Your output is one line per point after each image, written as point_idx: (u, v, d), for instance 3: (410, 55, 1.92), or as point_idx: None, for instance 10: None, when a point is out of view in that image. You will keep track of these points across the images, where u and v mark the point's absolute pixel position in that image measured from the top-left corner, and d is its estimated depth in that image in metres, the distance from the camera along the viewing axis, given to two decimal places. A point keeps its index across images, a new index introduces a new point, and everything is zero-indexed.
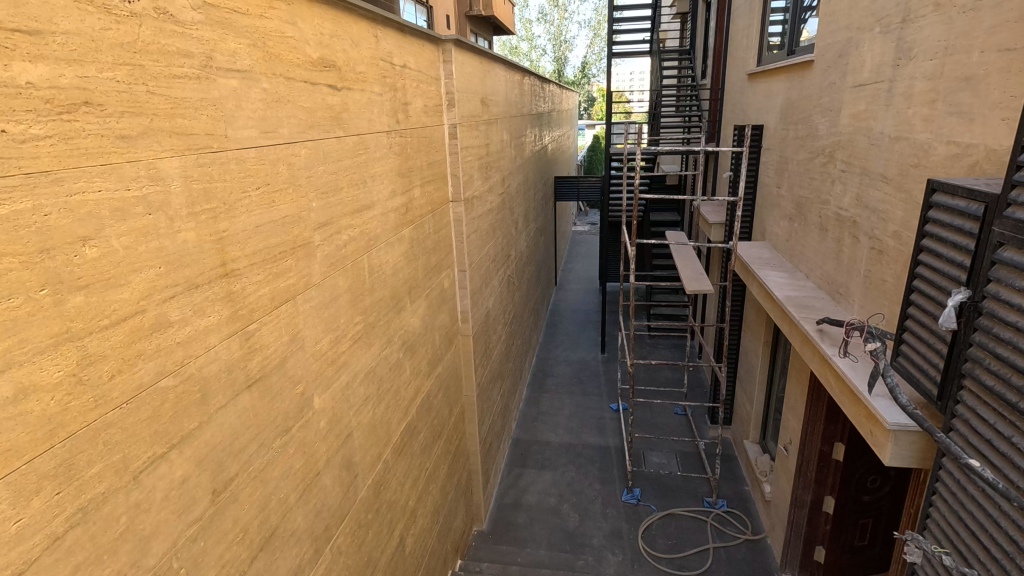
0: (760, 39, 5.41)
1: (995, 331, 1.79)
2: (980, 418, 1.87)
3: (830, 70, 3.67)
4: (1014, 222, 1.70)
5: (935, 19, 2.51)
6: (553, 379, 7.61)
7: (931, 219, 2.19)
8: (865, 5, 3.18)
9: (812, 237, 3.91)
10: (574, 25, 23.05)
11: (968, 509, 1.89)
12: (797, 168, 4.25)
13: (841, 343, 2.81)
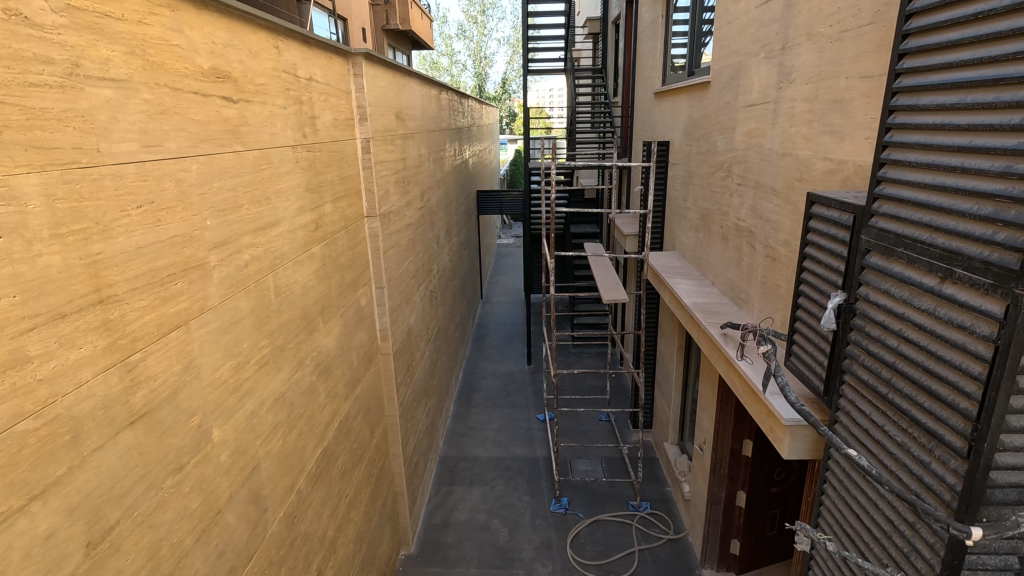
0: (665, 60, 5.73)
1: (867, 329, 1.98)
2: (858, 411, 2.05)
3: (725, 92, 3.95)
4: (878, 230, 1.89)
5: (810, 48, 2.77)
6: (480, 394, 7.57)
7: (811, 228, 2.39)
8: (751, 32, 3.46)
9: (715, 247, 4.17)
10: (494, 42, 23.42)
11: (853, 495, 2.06)
12: (700, 181, 4.52)
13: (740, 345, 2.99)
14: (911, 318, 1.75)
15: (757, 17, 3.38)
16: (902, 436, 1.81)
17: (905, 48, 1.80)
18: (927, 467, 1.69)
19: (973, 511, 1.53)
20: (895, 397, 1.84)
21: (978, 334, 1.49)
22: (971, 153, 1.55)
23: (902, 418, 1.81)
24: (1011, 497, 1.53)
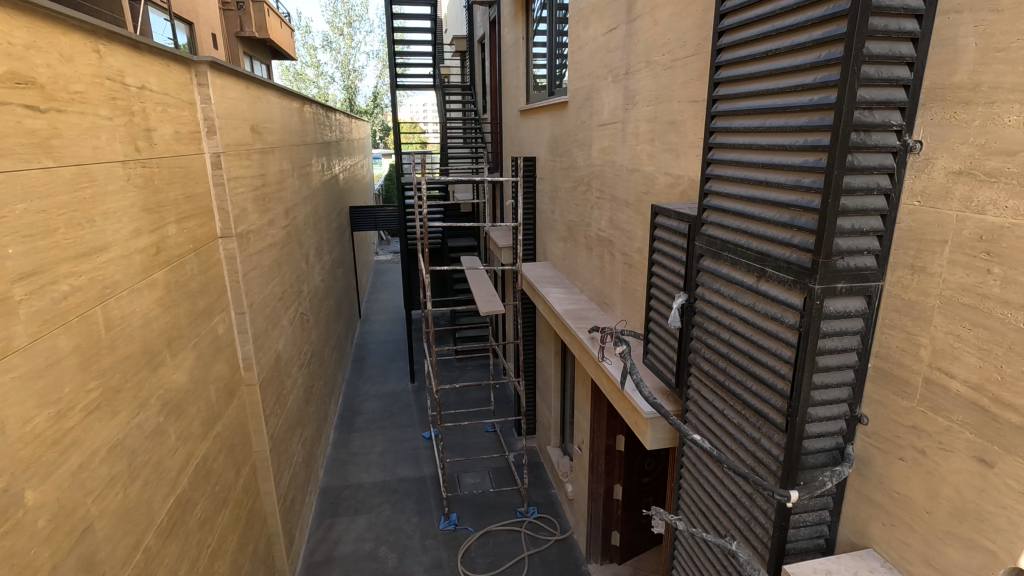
0: (527, 80, 6.00)
1: (706, 325, 2.22)
2: (703, 399, 2.28)
3: (581, 111, 4.23)
4: (709, 237, 2.14)
5: (648, 74, 3.07)
6: (362, 417, 7.27)
7: (657, 236, 2.64)
8: (600, 57, 3.75)
9: (581, 256, 4.43)
10: (362, 55, 22.88)
11: (705, 475, 2.28)
12: (565, 195, 4.78)
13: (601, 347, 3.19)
14: (738, 313, 1.99)
15: (603, 44, 3.67)
16: (737, 418, 2.05)
17: (719, 78, 2.07)
18: (757, 443, 1.93)
19: (794, 477, 1.77)
20: (730, 384, 2.08)
21: (786, 324, 1.74)
22: (771, 169, 1.81)
23: (736, 402, 2.05)
24: (821, 461, 1.79)
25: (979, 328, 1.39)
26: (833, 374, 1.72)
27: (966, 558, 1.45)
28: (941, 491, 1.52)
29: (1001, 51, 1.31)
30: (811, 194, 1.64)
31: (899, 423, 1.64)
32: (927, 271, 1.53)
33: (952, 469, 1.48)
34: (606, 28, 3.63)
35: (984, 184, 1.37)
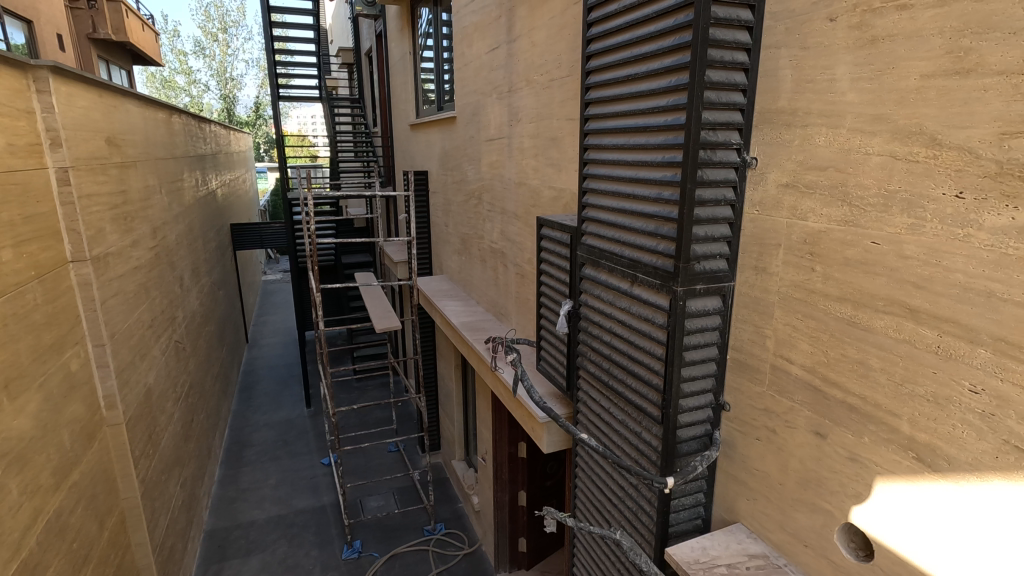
0: (416, 94, 6.01)
1: (590, 329, 2.34)
2: (591, 399, 2.41)
3: (469, 126, 4.31)
4: (589, 246, 2.27)
5: (529, 92, 3.21)
6: (252, 450, 6.76)
7: (543, 246, 2.75)
8: (484, 75, 3.86)
9: (476, 268, 4.49)
10: (241, 63, 21.51)
11: (596, 472, 2.40)
12: (457, 209, 4.83)
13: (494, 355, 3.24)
14: (616, 317, 2.13)
15: (487, 61, 3.78)
16: (621, 415, 2.18)
17: (589, 98, 2.22)
18: (639, 437, 2.07)
19: (671, 464, 1.92)
20: (613, 383, 2.21)
21: (656, 324, 1.89)
22: (637, 182, 1.97)
23: (619, 400, 2.19)
24: (693, 447, 1.96)
25: (810, 319, 1.61)
26: (698, 367, 1.90)
27: (812, 521, 1.66)
28: (789, 463, 1.72)
29: (810, 83, 1.54)
30: (670, 205, 1.81)
31: (754, 407, 1.84)
32: (768, 271, 1.74)
33: (796, 443, 1.69)
34: (488, 46, 3.74)
35: (805, 195, 1.59)
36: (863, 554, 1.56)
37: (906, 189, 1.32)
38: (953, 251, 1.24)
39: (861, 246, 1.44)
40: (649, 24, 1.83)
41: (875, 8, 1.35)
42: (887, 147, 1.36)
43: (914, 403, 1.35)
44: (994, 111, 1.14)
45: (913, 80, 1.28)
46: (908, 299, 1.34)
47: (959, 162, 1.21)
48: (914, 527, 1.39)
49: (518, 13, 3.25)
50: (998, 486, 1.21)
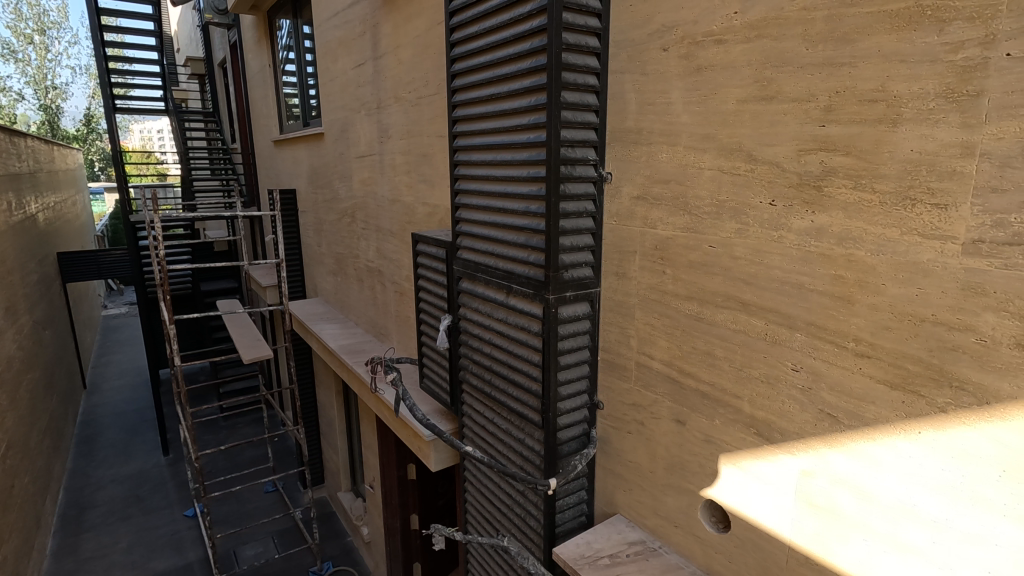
0: (278, 108, 5.71)
1: (471, 342, 2.36)
2: (476, 412, 2.42)
3: (337, 143, 4.18)
4: (465, 260, 2.31)
5: (398, 109, 3.20)
6: (95, 511, 5.85)
7: (420, 262, 2.74)
8: (351, 91, 3.78)
9: (352, 288, 4.33)
10: (65, 69, 18.83)
11: (485, 483, 2.42)
12: (330, 228, 4.63)
13: (374, 377, 3.11)
14: (494, 328, 2.18)
15: (353, 78, 3.71)
16: (505, 423, 2.23)
17: (456, 115, 2.26)
18: (523, 443, 2.12)
19: (553, 466, 1.99)
20: (495, 393, 2.24)
21: (532, 332, 1.97)
22: (506, 196, 2.04)
23: (502, 409, 2.23)
24: (573, 447, 2.05)
25: (665, 317, 1.77)
26: (572, 370, 2.00)
27: (680, 501, 1.82)
28: (657, 452, 1.87)
29: (651, 105, 1.72)
30: (537, 217, 1.90)
31: (624, 402, 1.98)
32: (627, 276, 1.89)
33: (661, 432, 1.85)
34: (354, 62, 3.67)
35: (653, 206, 1.75)
36: (722, 525, 1.73)
37: (733, 198, 1.52)
38: (771, 251, 1.44)
39: (702, 249, 1.62)
40: (508, 47, 1.92)
41: (698, 42, 1.55)
42: (716, 162, 1.54)
43: (752, 385, 1.54)
44: (792, 132, 1.36)
45: (731, 104, 1.48)
46: (740, 294, 1.53)
47: (771, 174, 1.42)
48: (760, 497, 1.57)
49: (383, 30, 3.23)
50: (820, 450, 1.41)
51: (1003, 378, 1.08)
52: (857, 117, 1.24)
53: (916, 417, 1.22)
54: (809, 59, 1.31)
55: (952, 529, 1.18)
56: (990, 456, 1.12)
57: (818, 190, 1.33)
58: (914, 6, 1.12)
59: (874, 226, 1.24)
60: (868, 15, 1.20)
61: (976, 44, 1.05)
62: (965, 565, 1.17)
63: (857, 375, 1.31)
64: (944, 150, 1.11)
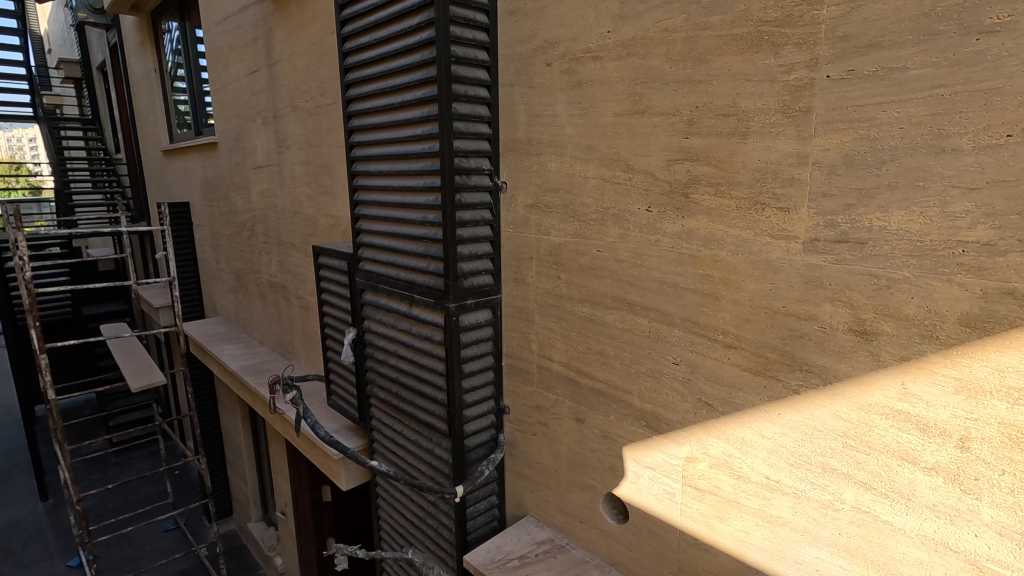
0: (167, 117, 5.35)
1: (377, 354, 2.31)
2: (384, 425, 2.38)
3: (233, 153, 3.97)
4: (367, 271, 2.27)
5: (295, 118, 3.10)
6: None
7: (322, 276, 2.65)
8: (245, 99, 3.62)
9: (255, 305, 4.12)
10: None
11: (396, 497, 2.38)
12: (228, 243, 4.38)
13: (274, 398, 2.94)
14: (399, 339, 2.16)
15: (246, 85, 3.55)
16: (413, 434, 2.20)
17: (351, 124, 2.23)
18: (432, 453, 2.11)
19: (461, 473, 2.00)
20: (402, 404, 2.22)
21: (434, 341, 1.97)
22: (404, 207, 2.04)
23: (409, 420, 2.21)
24: (481, 453, 2.08)
25: (561, 320, 1.84)
26: (477, 377, 2.03)
27: (583, 497, 1.89)
28: (560, 451, 1.94)
29: (538, 118, 1.79)
30: (434, 227, 1.91)
31: (528, 405, 2.03)
32: (526, 282, 1.95)
33: (563, 431, 1.91)
34: (247, 69, 3.51)
35: (546, 213, 1.82)
36: (621, 516, 1.82)
37: (615, 205, 1.61)
38: (650, 254, 1.54)
39: (591, 254, 1.70)
40: (400, 58, 1.92)
41: (578, 58, 1.63)
42: (598, 171, 1.63)
43: (640, 380, 1.64)
44: (662, 143, 1.47)
45: (609, 117, 1.58)
46: (626, 294, 1.63)
47: (646, 183, 1.52)
48: (652, 487, 1.66)
49: (276, 37, 3.12)
50: (700, 437, 1.52)
51: (841, 359, 1.23)
52: (715, 131, 1.36)
53: (776, 400, 1.35)
54: (672, 77, 1.42)
55: (809, 499, 1.32)
56: (835, 430, 1.26)
57: (685, 196, 1.44)
58: (754, 31, 1.26)
59: (733, 228, 1.36)
60: (718, 38, 1.32)
61: (803, 67, 1.20)
62: (821, 529, 1.31)
63: (727, 365, 1.43)
64: (785, 160, 1.25)
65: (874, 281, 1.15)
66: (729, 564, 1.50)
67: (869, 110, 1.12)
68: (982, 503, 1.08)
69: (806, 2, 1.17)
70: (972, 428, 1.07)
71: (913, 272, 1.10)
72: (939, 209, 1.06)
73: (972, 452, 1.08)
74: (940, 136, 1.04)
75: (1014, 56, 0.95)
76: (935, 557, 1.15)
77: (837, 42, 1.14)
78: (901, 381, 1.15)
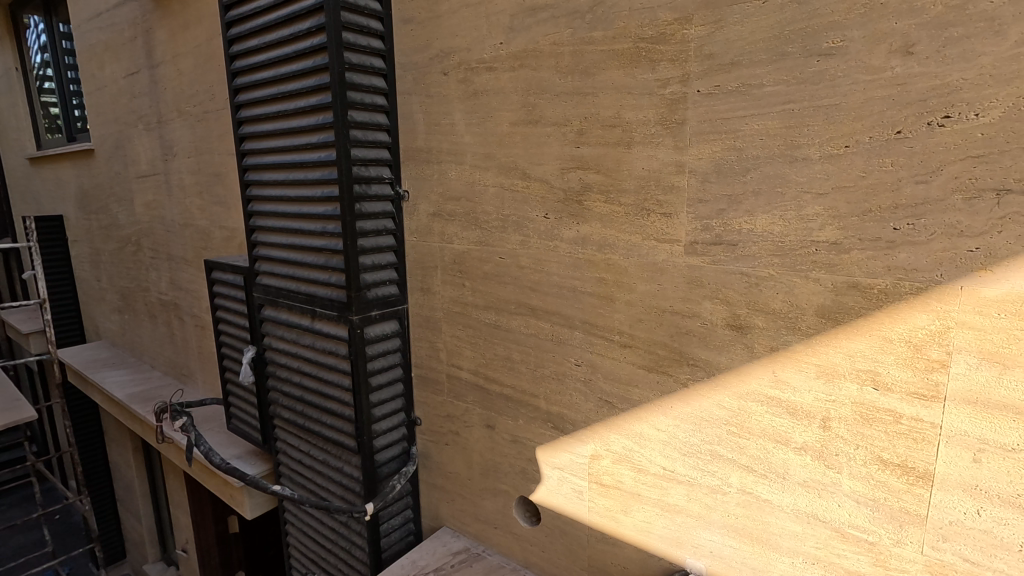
0: (33, 120, 4.81)
1: (280, 372, 2.20)
2: (290, 447, 2.26)
3: (112, 161, 3.63)
4: (265, 286, 2.16)
5: (182, 124, 2.89)
6: None
7: (216, 292, 2.49)
8: (123, 102, 3.32)
9: (143, 326, 3.78)
10: None
11: (306, 521, 2.27)
12: (110, 259, 3.99)
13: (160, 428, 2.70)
14: (302, 355, 2.07)
15: (125, 87, 3.27)
16: (321, 454, 2.11)
17: (242, 131, 2.11)
18: (341, 471, 2.03)
19: (372, 490, 1.95)
20: (308, 423, 2.12)
21: (339, 355, 1.91)
22: (302, 217, 1.95)
23: (317, 439, 2.11)
24: (392, 467, 2.03)
25: (468, 328, 1.85)
26: (385, 390, 1.98)
27: (496, 503, 1.90)
28: (473, 458, 1.94)
29: (437, 126, 1.79)
30: (334, 238, 1.85)
31: (439, 415, 2.01)
32: (431, 291, 1.93)
33: (475, 439, 1.91)
34: (125, 70, 3.23)
35: (448, 221, 1.82)
36: (534, 518, 1.85)
37: (514, 213, 1.64)
38: (549, 260, 1.59)
39: (493, 261, 1.72)
40: (291, 63, 1.84)
41: (473, 68, 1.65)
42: (498, 180, 1.66)
43: (545, 383, 1.68)
44: (555, 152, 1.51)
45: (505, 126, 1.61)
46: (529, 300, 1.66)
47: (542, 190, 1.56)
48: (562, 487, 1.70)
49: (157, 36, 2.90)
50: (603, 435, 1.58)
51: (721, 353, 1.32)
52: (603, 140, 1.42)
53: (668, 394, 1.43)
54: (561, 88, 1.47)
55: (701, 485, 1.41)
56: (719, 418, 1.35)
57: (580, 204, 1.50)
58: (633, 47, 1.33)
59: (624, 233, 1.43)
60: (602, 53, 1.39)
61: (677, 82, 1.28)
62: (712, 512, 1.40)
63: (623, 364, 1.50)
64: (664, 168, 1.34)
65: (745, 279, 1.26)
66: (633, 555, 1.57)
67: (733, 122, 1.22)
68: (842, 475, 1.20)
69: (676, 22, 1.26)
70: (831, 409, 1.19)
71: (777, 270, 1.21)
72: (795, 212, 1.17)
73: (832, 430, 1.20)
74: (793, 147, 1.15)
75: (848, 76, 1.07)
76: (807, 529, 1.26)
77: (704, 60, 1.24)
78: (772, 369, 1.25)
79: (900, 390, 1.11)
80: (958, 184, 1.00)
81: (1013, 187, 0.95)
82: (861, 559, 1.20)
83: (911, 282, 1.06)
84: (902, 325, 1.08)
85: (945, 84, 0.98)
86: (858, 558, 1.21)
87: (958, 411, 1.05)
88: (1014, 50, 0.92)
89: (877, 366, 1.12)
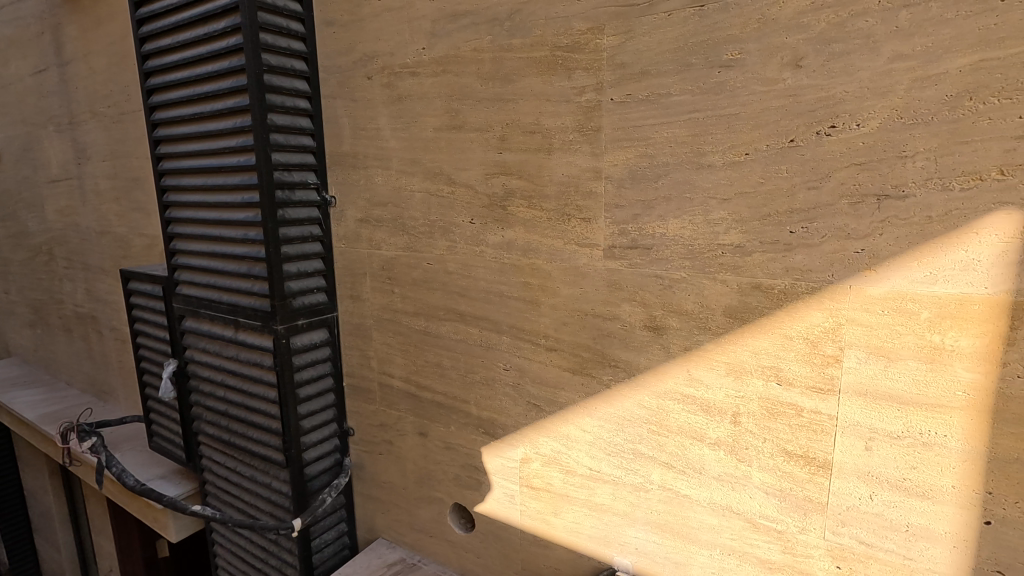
0: None
1: (203, 386, 2.10)
2: (216, 464, 2.16)
3: (20, 165, 3.38)
4: (186, 296, 2.06)
5: (96, 125, 2.72)
6: None
7: (134, 304, 2.35)
8: (31, 101, 3.10)
9: (58, 340, 3.53)
10: None
11: (235, 541, 2.17)
12: (19, 270, 3.71)
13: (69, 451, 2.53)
14: (225, 367, 1.98)
15: (32, 86, 3.05)
16: (248, 470, 2.03)
17: (156, 133, 2.01)
18: (270, 487, 1.96)
19: (301, 505, 1.89)
20: (234, 438, 2.04)
21: (264, 366, 1.84)
22: (223, 224, 1.88)
23: (243, 455, 2.03)
24: (323, 480, 1.97)
25: (399, 335, 1.82)
26: (315, 401, 1.93)
27: (431, 512, 1.88)
28: (406, 467, 1.91)
29: (362, 131, 1.76)
30: (256, 245, 1.79)
31: (371, 424, 1.97)
32: (361, 298, 1.90)
33: (408, 447, 1.88)
34: (32, 68, 3.02)
35: (375, 227, 1.80)
36: (469, 525, 1.84)
37: (441, 218, 1.63)
38: (475, 265, 1.59)
39: (421, 267, 1.71)
40: (206, 64, 1.77)
41: (397, 72, 1.64)
42: (423, 186, 1.65)
43: (476, 389, 1.67)
44: (479, 158, 1.52)
45: (430, 131, 1.60)
46: (457, 306, 1.65)
47: (467, 196, 1.57)
48: (494, 492, 1.70)
49: (66, 32, 2.73)
50: (532, 438, 1.59)
51: (640, 354, 1.36)
52: (524, 147, 1.44)
53: (592, 395, 1.45)
54: (483, 94, 1.48)
55: (625, 484, 1.44)
56: (641, 417, 1.39)
57: (504, 209, 1.50)
58: (551, 55, 1.36)
59: (547, 238, 1.45)
60: (521, 60, 1.40)
61: (592, 90, 1.31)
62: (637, 509, 1.43)
63: (550, 367, 1.51)
64: (583, 174, 1.36)
65: (660, 281, 1.30)
66: (564, 556, 1.58)
67: (644, 130, 1.26)
68: (752, 468, 1.25)
69: (589, 31, 1.29)
70: (740, 405, 1.24)
71: (688, 273, 1.25)
72: (703, 216, 1.21)
73: (741, 425, 1.25)
74: (699, 154, 1.20)
75: (746, 87, 1.13)
76: (723, 521, 1.31)
77: (616, 69, 1.27)
78: (687, 368, 1.29)
79: (801, 384, 1.17)
80: (845, 190, 1.06)
81: (891, 192, 1.02)
82: (771, 547, 1.26)
83: (807, 282, 1.12)
84: (801, 324, 1.14)
85: (830, 96, 1.05)
86: (769, 546, 1.26)
87: (850, 402, 1.12)
88: (888, 65, 0.99)
89: (779, 362, 1.18)
